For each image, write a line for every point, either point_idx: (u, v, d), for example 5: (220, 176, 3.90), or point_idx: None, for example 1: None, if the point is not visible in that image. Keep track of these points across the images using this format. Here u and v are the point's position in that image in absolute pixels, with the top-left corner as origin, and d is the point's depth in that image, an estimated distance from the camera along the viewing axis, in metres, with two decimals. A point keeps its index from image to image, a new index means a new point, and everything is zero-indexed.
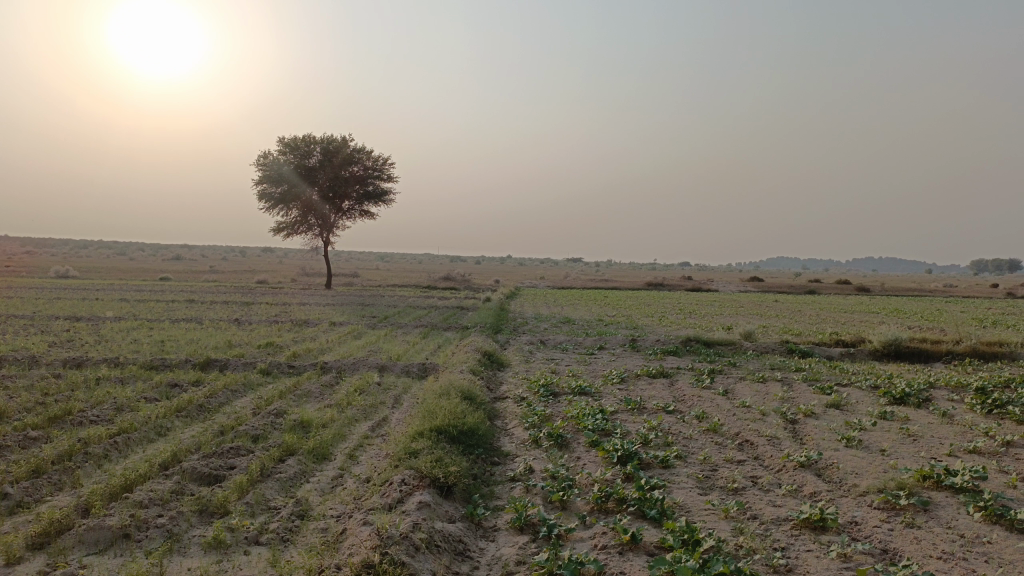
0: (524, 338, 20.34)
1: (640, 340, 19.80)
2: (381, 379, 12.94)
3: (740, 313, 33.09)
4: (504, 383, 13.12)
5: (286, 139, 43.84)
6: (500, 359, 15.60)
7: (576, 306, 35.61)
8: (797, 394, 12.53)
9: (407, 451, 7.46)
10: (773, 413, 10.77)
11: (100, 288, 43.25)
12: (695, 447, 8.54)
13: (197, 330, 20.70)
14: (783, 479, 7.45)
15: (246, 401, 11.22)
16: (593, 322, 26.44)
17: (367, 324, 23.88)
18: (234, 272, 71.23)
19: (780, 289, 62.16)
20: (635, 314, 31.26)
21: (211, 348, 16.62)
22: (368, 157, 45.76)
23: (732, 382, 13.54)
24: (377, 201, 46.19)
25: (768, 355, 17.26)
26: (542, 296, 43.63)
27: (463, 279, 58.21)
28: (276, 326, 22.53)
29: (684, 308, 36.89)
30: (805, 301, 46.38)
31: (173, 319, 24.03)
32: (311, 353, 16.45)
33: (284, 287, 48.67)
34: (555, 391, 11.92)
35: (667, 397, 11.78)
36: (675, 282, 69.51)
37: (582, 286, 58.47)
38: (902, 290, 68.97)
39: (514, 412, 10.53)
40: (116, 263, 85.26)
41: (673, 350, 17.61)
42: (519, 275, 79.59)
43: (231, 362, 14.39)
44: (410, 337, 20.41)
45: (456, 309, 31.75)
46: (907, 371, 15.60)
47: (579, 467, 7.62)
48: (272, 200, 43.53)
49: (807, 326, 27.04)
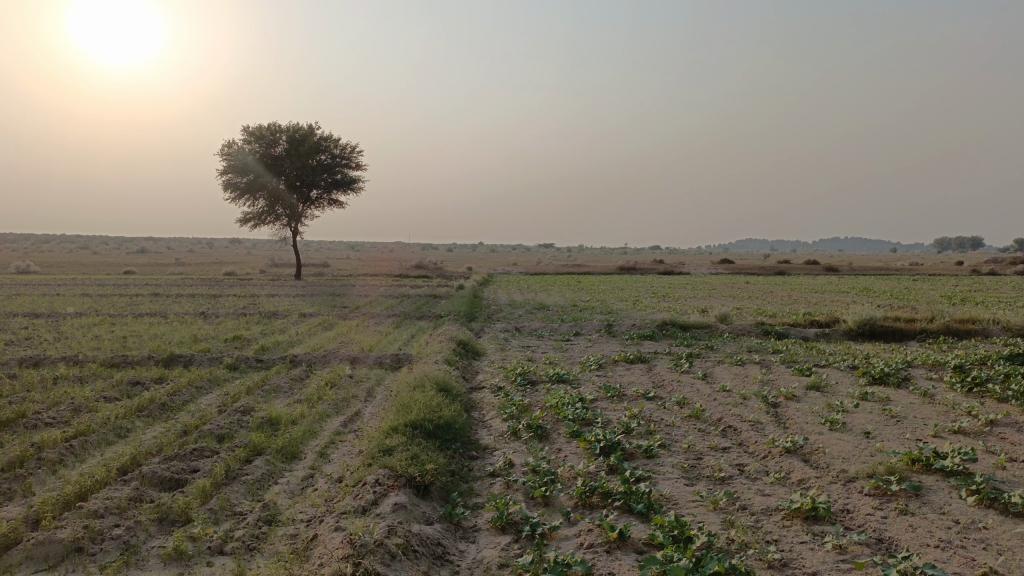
0: (499, 325, 20.04)
1: (616, 325, 19.61)
2: (353, 372, 12.57)
3: (713, 296, 33.12)
4: (480, 373, 12.83)
5: (251, 127, 42.89)
6: (475, 347, 15.29)
7: (550, 292, 35.39)
8: (777, 377, 12.40)
9: (381, 448, 7.12)
10: (754, 397, 10.61)
11: (61, 282, 42.10)
12: (679, 435, 8.31)
13: (162, 325, 20.08)
14: (770, 466, 7.25)
15: (212, 398, 10.78)
16: (567, 308, 26.22)
17: (338, 314, 23.40)
18: (201, 263, 69.99)
19: (751, 271, 62.61)
20: (609, 298, 31.15)
21: (176, 343, 16.08)
22: (335, 144, 44.99)
23: (711, 366, 13.38)
24: (346, 190, 45.48)
25: (745, 337, 17.16)
26: (515, 282, 43.37)
27: (435, 267, 57.75)
28: (245, 318, 21.97)
29: (658, 291, 36.89)
30: (776, 282, 46.68)
31: (137, 314, 23.34)
32: (280, 346, 15.98)
33: (253, 279, 47.88)
34: (532, 380, 11.65)
35: (647, 383, 11.57)
36: (647, 266, 69.68)
37: (555, 271, 58.28)
38: (870, 269, 69.88)
39: (491, 403, 10.22)
40: (79, 257, 83.31)
41: (650, 335, 17.43)
42: (491, 262, 79.28)
43: (197, 357, 13.89)
44: (383, 327, 20.00)
45: (429, 297, 31.36)
46: (884, 350, 15.58)
47: (560, 459, 7.35)
48: (237, 190, 42.60)
49: (781, 307, 27.09)
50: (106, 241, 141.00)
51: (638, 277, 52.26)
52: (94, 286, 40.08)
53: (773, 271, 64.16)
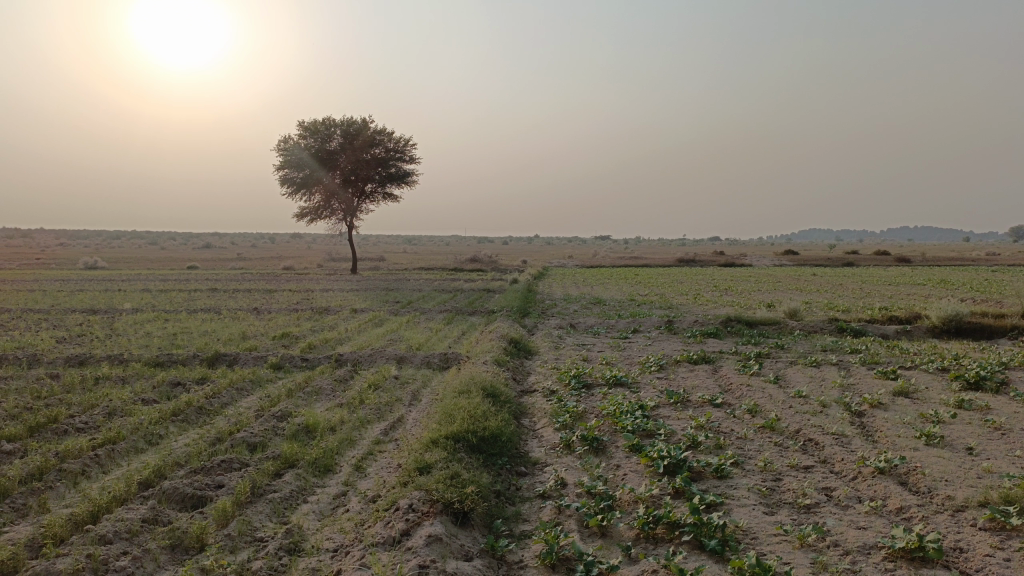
0: (553, 322, 19.25)
1: (677, 321, 18.60)
2: (399, 373, 11.99)
3: (778, 289, 31.60)
4: (532, 374, 12.11)
5: (306, 122, 42.97)
6: (527, 346, 14.53)
7: (606, 285, 34.41)
8: (858, 381, 11.30)
9: (419, 465, 6.45)
10: (834, 405, 9.61)
11: (125, 278, 42.90)
12: (753, 450, 7.42)
13: (213, 321, 19.91)
14: (861, 492, 6.32)
15: (252, 401, 10.30)
16: (624, 303, 25.25)
17: (389, 310, 22.94)
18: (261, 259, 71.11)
19: (817, 263, 60.24)
20: (670, 292, 29.97)
21: (223, 341, 15.77)
22: (389, 138, 44.79)
23: (782, 367, 12.34)
24: (400, 183, 45.24)
25: (817, 335, 16.00)
26: (570, 276, 42.47)
27: (490, 260, 57.24)
28: (296, 314, 21.70)
29: (719, 284, 35.56)
30: (845, 274, 44.64)
31: (192, 310, 23.32)
32: (328, 344, 15.52)
33: (310, 274, 48.19)
34: (587, 383, 10.86)
35: (713, 387, 10.64)
36: (706, 258, 67.88)
37: (612, 264, 57.04)
38: (945, 260, 66.54)
39: (543, 409, 9.47)
40: (145, 253, 85.70)
41: (714, 332, 16.41)
42: (547, 255, 78.49)
43: (242, 356, 13.50)
44: (434, 324, 19.41)
45: (483, 291, 30.78)
46: (975, 349, 14.23)
47: (618, 479, 6.56)
48: (294, 185, 42.78)
49: (852, 301, 25.59)
50: (173, 237, 145.03)
51: (698, 270, 50.69)
52: (156, 281, 40.76)
53: (840, 262, 61.66)
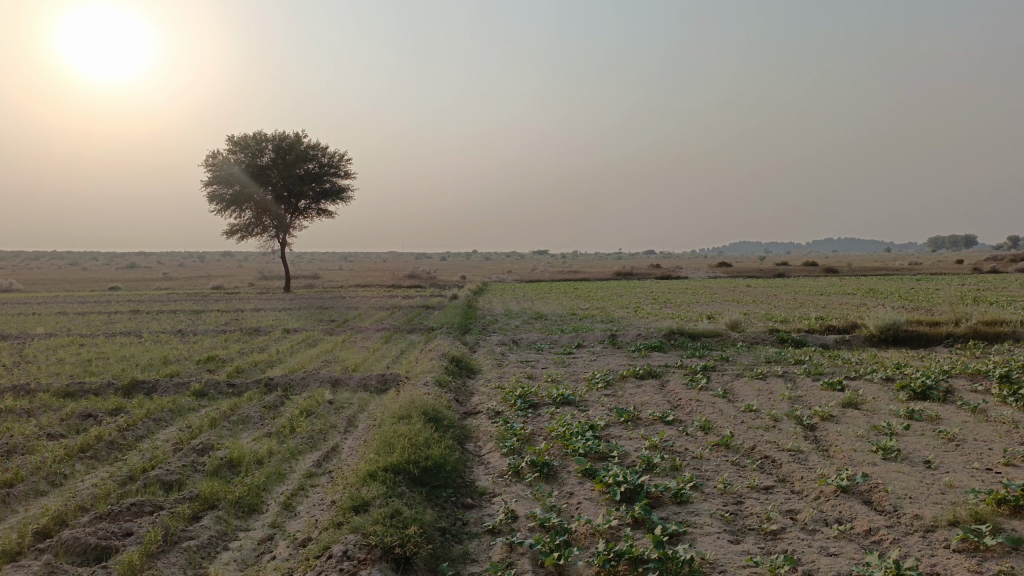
0: (495, 339, 18.76)
1: (620, 335, 18.34)
2: (333, 397, 11.29)
3: (715, 301, 31.83)
4: (475, 394, 11.58)
5: (236, 137, 41.60)
6: (469, 364, 13.99)
7: (547, 300, 34.18)
8: (806, 393, 11.14)
9: (355, 503, 5.85)
10: (786, 419, 9.36)
11: (40, 300, 40.57)
12: (711, 471, 7.07)
13: (134, 345, 18.71)
14: (827, 514, 6.01)
15: (171, 433, 9.48)
16: (565, 317, 24.96)
17: (324, 330, 22.07)
18: (189, 278, 68.61)
19: (751, 275, 61.39)
20: (609, 306, 29.87)
21: (143, 367, 14.74)
22: (322, 153, 43.77)
23: (729, 380, 12.13)
24: (335, 199, 44.23)
25: (760, 346, 15.92)
26: (510, 291, 42.07)
27: (429, 276, 56.44)
28: (224, 336, 20.63)
29: (657, 297, 35.75)
30: (777, 285, 45.57)
31: (111, 333, 21.98)
32: (257, 368, 14.67)
33: (240, 292, 46.57)
34: (533, 403, 10.39)
35: (663, 404, 10.30)
36: (642, 271, 68.57)
37: (550, 279, 56.96)
38: (871, 270, 68.84)
39: (488, 432, 8.96)
40: (64, 273, 81.73)
41: (658, 345, 16.17)
42: (485, 270, 78.13)
43: (162, 382, 12.57)
44: (371, 343, 18.68)
45: (421, 308, 30.08)
46: (914, 358, 14.34)
47: (573, 510, 6.09)
48: (223, 202, 41.28)
49: (789, 311, 25.89)
50: (96, 257, 139.28)
51: (635, 283, 51.06)
52: (75, 303, 38.67)
53: (772, 274, 62.97)
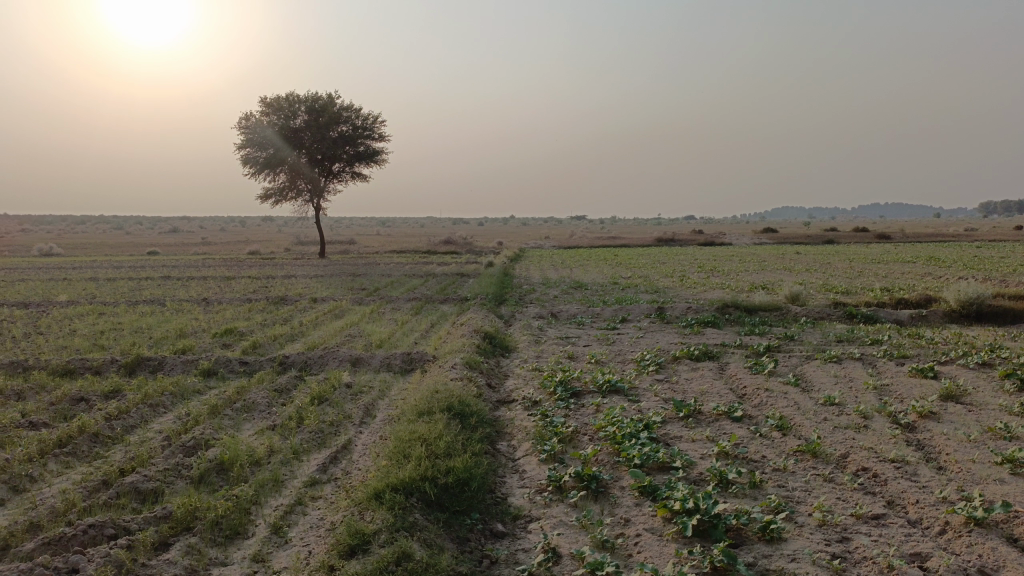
0: (532, 311, 17.43)
1: (668, 308, 16.86)
2: (352, 380, 10.13)
3: (766, 270, 30.01)
4: (510, 378, 10.32)
5: (268, 99, 40.55)
6: (504, 342, 12.68)
7: (587, 267, 32.72)
8: (892, 382, 9.61)
9: (352, 537, 4.61)
10: (877, 418, 7.88)
11: (75, 266, 40.31)
12: (800, 491, 5.68)
13: (153, 316, 17.77)
14: (962, 562, 4.60)
15: (165, 422, 8.38)
16: (607, 287, 23.52)
17: (352, 299, 20.97)
18: (226, 243, 68.36)
19: (798, 241, 58.74)
20: (653, 274, 28.24)
21: (155, 340, 13.74)
22: (356, 115, 42.54)
23: (799, 364, 10.63)
24: (368, 162, 43.07)
25: (826, 323, 14.33)
26: (549, 257, 40.59)
27: (466, 242, 55.18)
28: (248, 306, 19.63)
29: (703, 264, 33.94)
30: (829, 252, 43.36)
31: (134, 302, 21.13)
32: (276, 342, 13.56)
33: (276, 258, 45.95)
34: (576, 391, 9.06)
35: (726, 394, 8.88)
36: (686, 237, 66.40)
37: (590, 245, 55.30)
38: (925, 236, 65.63)
39: (525, 429, 7.66)
40: (106, 238, 82.43)
41: (712, 320, 14.67)
42: (523, 236, 76.67)
43: (169, 359, 11.51)
44: (400, 315, 17.48)
45: (456, 276, 28.83)
46: (1007, 337, 12.65)
47: (629, 547, 4.79)
48: (256, 166, 40.36)
49: (849, 281, 24.08)
50: (140, 222, 140.75)
51: (678, 249, 49.13)
52: (108, 268, 38.28)
53: (820, 240, 60.06)
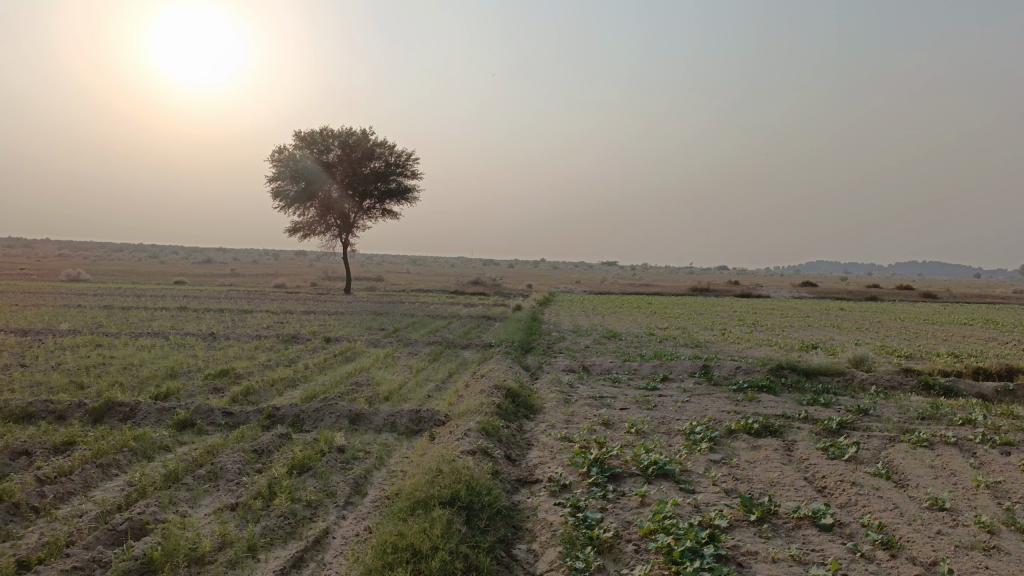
0: (561, 363, 15.76)
1: (715, 367, 15.05)
2: (349, 443, 8.54)
3: (813, 327, 27.96)
4: (534, 450, 8.65)
5: (302, 132, 39.84)
6: (528, 401, 11.02)
7: (619, 316, 30.96)
8: (1006, 478, 7.77)
9: None
10: (1009, 536, 6.06)
11: (95, 293, 39.40)
12: None
13: (150, 351, 16.31)
14: None
15: (110, 492, 6.82)
16: (643, 338, 21.76)
17: (368, 341, 19.46)
18: (254, 275, 67.63)
19: (840, 296, 56.56)
20: (692, 327, 26.43)
21: (141, 380, 12.32)
22: (390, 151, 41.59)
23: (883, 450, 8.81)
24: (399, 199, 42.04)
25: (900, 394, 12.45)
26: (580, 303, 38.90)
27: (495, 283, 53.73)
28: (255, 344, 18.17)
29: (744, 318, 32.08)
30: (874, 310, 41.15)
31: (139, 334, 19.85)
32: (272, 389, 12.03)
33: (300, 293, 44.92)
34: (615, 473, 7.36)
35: (803, 488, 7.13)
36: (721, 288, 64.47)
37: (622, 292, 53.60)
38: (970, 296, 62.95)
39: (550, 526, 5.97)
40: (139, 266, 82.46)
41: (767, 384, 12.86)
42: (554, 279, 74.95)
43: (143, 405, 10.01)
44: (416, 361, 15.92)
45: (482, 320, 27.22)
46: None
47: None
48: (286, 198, 39.50)
49: (909, 344, 22.05)
50: (176, 252, 142.33)
51: (714, 300, 47.20)
52: (128, 296, 37.37)
53: (862, 296, 57.67)
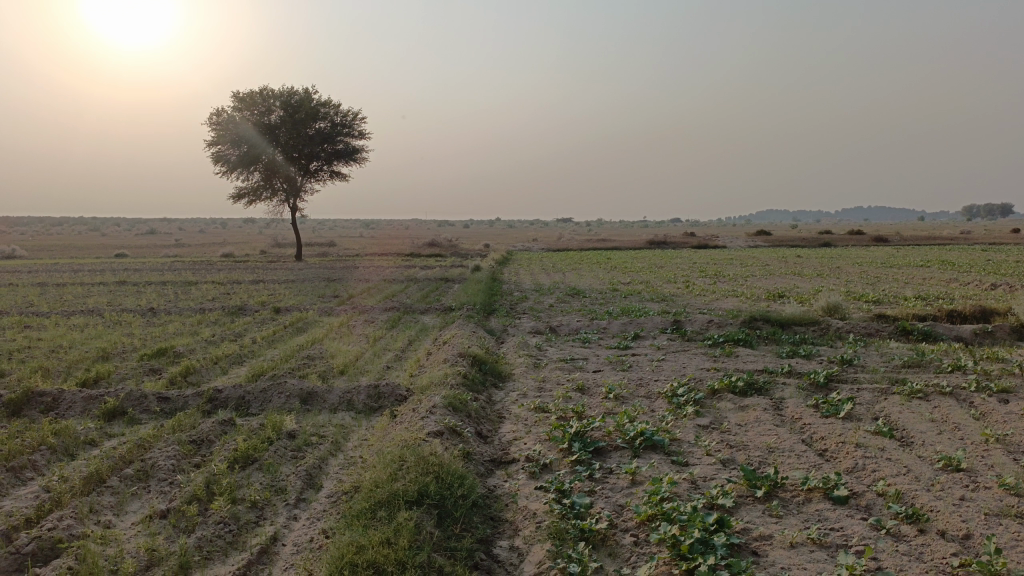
0: (527, 325, 15.00)
1: (686, 321, 14.45)
2: (300, 427, 7.66)
3: (775, 275, 27.68)
4: (506, 424, 7.87)
5: (241, 93, 37.88)
6: (496, 369, 10.25)
7: (580, 272, 30.29)
8: (1012, 428, 7.27)
9: None
10: None
11: (29, 270, 37.21)
12: None
13: (82, 331, 15.03)
14: None
15: (18, 501, 5.85)
16: (607, 295, 21.11)
17: (321, 309, 18.42)
18: (201, 245, 65.14)
19: (794, 244, 56.90)
20: (655, 280, 25.89)
21: (68, 364, 11.17)
22: (335, 111, 39.85)
23: (878, 405, 8.27)
24: (348, 161, 40.45)
25: (880, 342, 12.00)
26: (539, 261, 38.16)
27: (451, 244, 52.69)
28: (199, 317, 16.99)
29: (705, 269, 31.70)
30: (831, 256, 41.23)
31: (72, 312, 18.48)
32: (216, 367, 11.02)
33: (249, 262, 43.28)
34: (599, 448, 6.63)
35: (805, 454, 6.51)
36: (678, 239, 64.25)
37: (580, 247, 53.01)
38: (921, 239, 63.89)
39: (535, 517, 5.22)
40: (78, 239, 79.05)
41: (743, 338, 12.29)
42: (510, 238, 73.90)
43: (67, 394, 8.93)
44: (373, 329, 14.98)
45: (441, 282, 26.27)
46: None
47: None
48: (229, 163, 37.69)
49: (873, 289, 21.83)
50: (118, 224, 137.42)
51: (673, 252, 46.96)
52: (65, 272, 35.38)
53: (816, 243, 58.06)
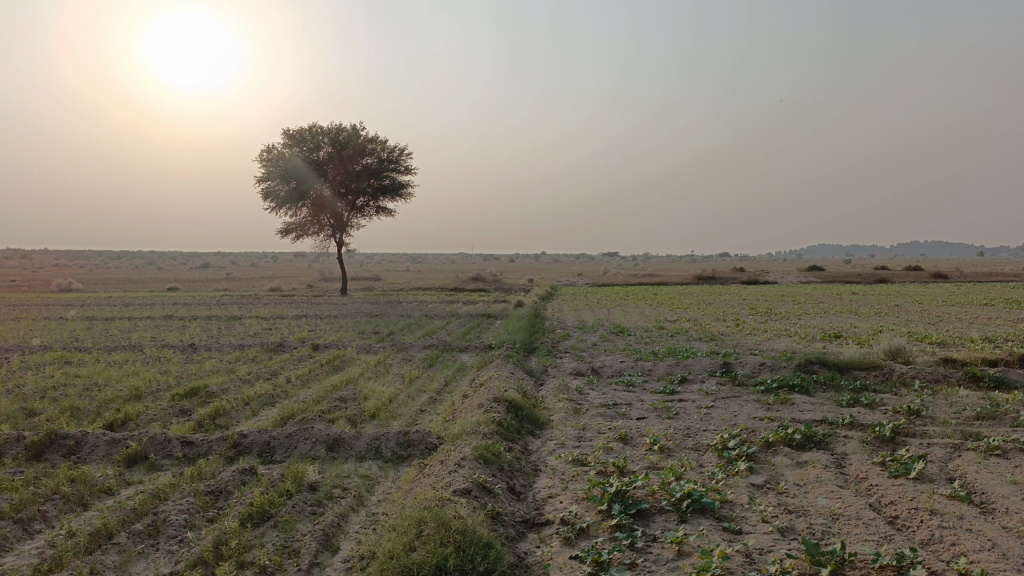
0: (568, 365, 14.44)
1: (736, 363, 13.72)
2: (323, 478, 7.22)
3: (830, 313, 26.61)
4: (542, 478, 7.32)
5: (291, 131, 38.49)
6: (533, 415, 9.72)
7: (625, 309, 29.59)
8: None
9: None
10: None
11: (82, 303, 38.00)
12: None
13: (120, 368, 14.94)
14: None
15: (19, 558, 5.50)
16: (653, 333, 20.42)
17: (359, 347, 18.14)
18: (250, 279, 66.13)
19: (846, 280, 55.27)
20: (703, 318, 25.06)
21: (99, 404, 10.98)
22: (382, 147, 40.19)
23: (953, 464, 7.50)
24: (394, 196, 40.66)
25: (948, 390, 11.13)
26: (583, 297, 37.57)
27: (496, 279, 52.46)
28: (237, 354, 16.83)
29: (755, 307, 30.70)
30: (887, 293, 39.74)
31: (114, 347, 18.53)
32: (246, 409, 10.71)
33: (295, 296, 43.59)
34: (642, 510, 6.04)
35: (873, 523, 5.82)
36: (726, 274, 62.94)
37: (626, 283, 52.21)
38: (982, 275, 61.37)
39: None
40: (133, 273, 81.10)
41: (799, 383, 11.54)
42: (555, 273, 73.35)
43: (90, 437, 8.67)
44: (410, 368, 14.57)
45: (483, 318, 25.85)
46: None
47: None
48: (278, 199, 38.18)
49: (935, 329, 20.72)
50: (173, 258, 141.10)
51: (721, 288, 45.85)
52: (116, 306, 36.03)
53: (871, 279, 56.25)
